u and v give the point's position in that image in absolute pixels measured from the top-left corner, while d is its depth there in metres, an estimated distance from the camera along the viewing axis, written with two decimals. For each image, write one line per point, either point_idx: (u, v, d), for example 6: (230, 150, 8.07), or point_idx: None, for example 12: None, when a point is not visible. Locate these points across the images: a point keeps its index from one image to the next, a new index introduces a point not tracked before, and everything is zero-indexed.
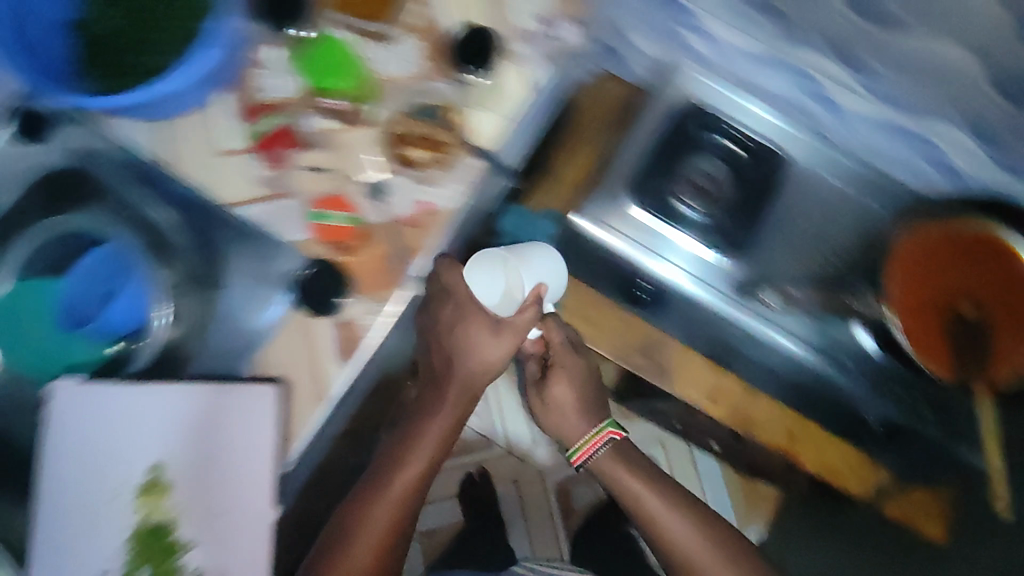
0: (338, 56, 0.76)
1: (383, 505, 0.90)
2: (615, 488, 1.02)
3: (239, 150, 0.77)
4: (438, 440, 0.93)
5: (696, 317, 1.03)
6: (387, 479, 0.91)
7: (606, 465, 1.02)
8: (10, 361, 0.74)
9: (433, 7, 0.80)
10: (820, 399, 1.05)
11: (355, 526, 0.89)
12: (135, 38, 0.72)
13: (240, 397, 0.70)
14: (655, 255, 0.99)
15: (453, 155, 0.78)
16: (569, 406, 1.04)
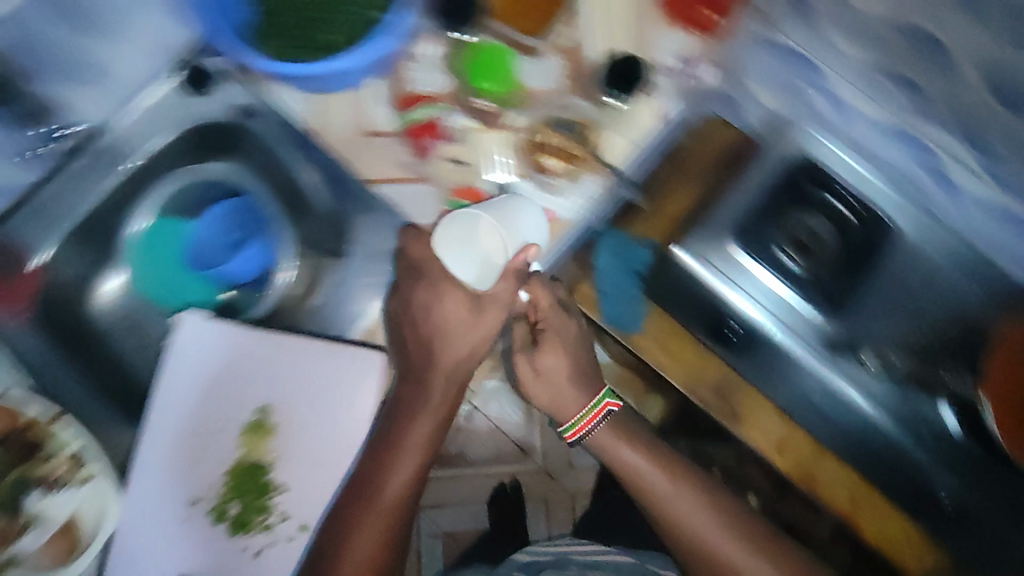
0: (496, 60, 0.79)
1: (376, 511, 0.74)
2: (613, 464, 0.98)
3: (386, 132, 0.83)
4: (426, 435, 0.77)
5: (780, 370, 0.93)
6: (371, 486, 0.74)
7: (606, 440, 0.97)
8: (157, 285, 0.87)
9: (581, 32, 0.84)
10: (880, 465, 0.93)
11: (342, 542, 0.74)
12: (315, 17, 0.80)
13: (349, 359, 0.75)
14: (742, 294, 0.90)
15: (583, 169, 0.82)
16: (562, 375, 0.95)
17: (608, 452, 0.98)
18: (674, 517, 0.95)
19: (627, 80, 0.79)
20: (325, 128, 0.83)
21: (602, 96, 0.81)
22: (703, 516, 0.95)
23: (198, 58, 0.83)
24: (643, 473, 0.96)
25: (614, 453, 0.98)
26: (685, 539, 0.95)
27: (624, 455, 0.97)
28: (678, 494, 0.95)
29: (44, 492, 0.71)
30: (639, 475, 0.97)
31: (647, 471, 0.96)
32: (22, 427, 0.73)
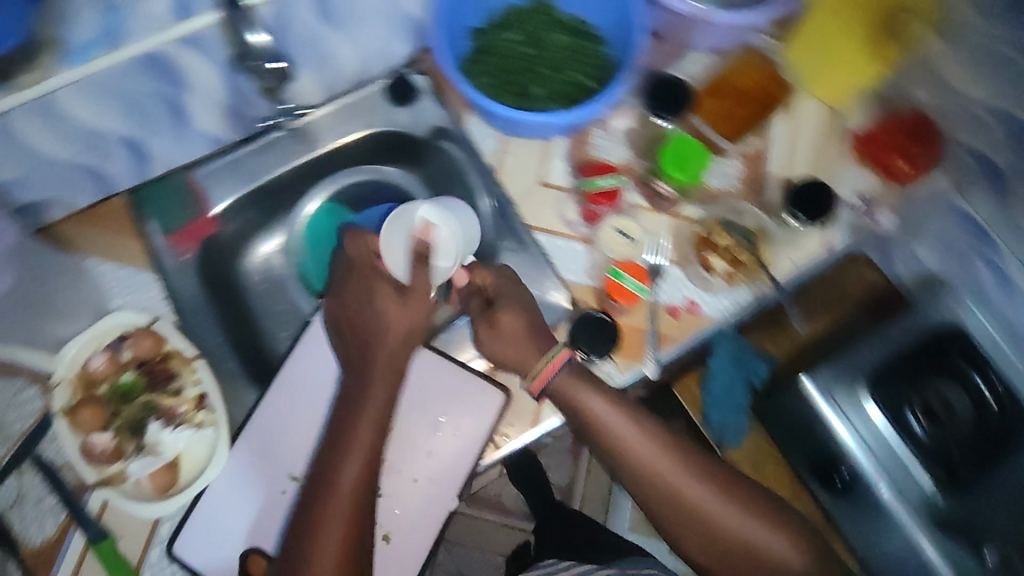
0: (691, 152, 0.82)
1: (331, 509, 0.67)
2: (578, 416, 0.74)
3: (559, 186, 0.86)
4: (372, 426, 0.70)
5: (877, 529, 0.87)
6: (327, 478, 0.68)
7: (568, 389, 0.74)
8: (311, 261, 0.94)
9: (768, 145, 0.87)
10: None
11: (308, 544, 0.67)
12: (529, 67, 0.87)
13: (475, 390, 0.77)
14: (855, 440, 0.86)
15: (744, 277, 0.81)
16: (518, 342, 0.75)
17: (570, 412, 0.74)
18: (648, 471, 0.74)
19: (812, 204, 0.80)
20: (506, 170, 0.88)
21: (781, 213, 0.83)
22: (676, 467, 0.73)
23: (412, 75, 0.93)
24: (609, 421, 0.74)
25: (576, 410, 0.74)
26: (662, 499, 0.73)
27: (590, 410, 0.73)
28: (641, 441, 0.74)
29: (163, 425, 0.75)
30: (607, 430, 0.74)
31: (614, 422, 0.74)
32: (163, 356, 0.78)
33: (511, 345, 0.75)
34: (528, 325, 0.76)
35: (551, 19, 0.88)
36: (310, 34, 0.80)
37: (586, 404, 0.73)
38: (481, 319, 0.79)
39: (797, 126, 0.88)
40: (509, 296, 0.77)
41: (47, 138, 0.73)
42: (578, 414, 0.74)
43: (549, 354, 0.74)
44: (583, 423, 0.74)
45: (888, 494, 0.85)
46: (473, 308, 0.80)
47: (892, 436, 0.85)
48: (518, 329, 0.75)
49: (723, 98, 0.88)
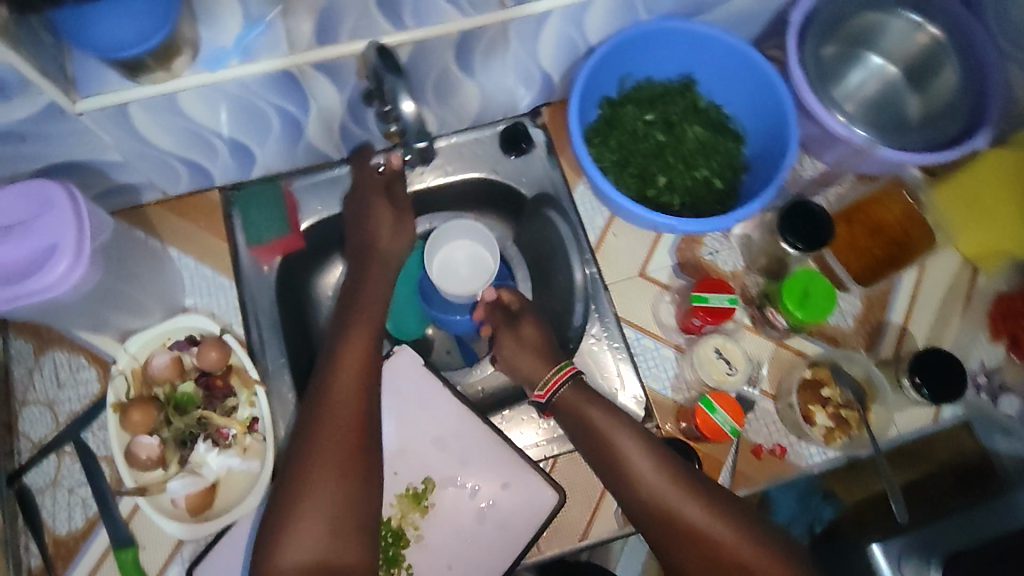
0: (814, 288, 0.73)
1: (314, 464, 0.64)
2: (574, 428, 0.73)
3: (661, 283, 0.83)
4: (356, 386, 0.69)
5: None
6: (310, 434, 0.66)
7: (574, 404, 0.72)
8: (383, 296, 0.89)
9: (894, 292, 0.83)
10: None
11: (290, 501, 0.63)
12: (654, 154, 0.82)
13: (529, 486, 0.73)
14: None
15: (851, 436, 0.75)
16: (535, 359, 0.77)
17: (574, 423, 0.73)
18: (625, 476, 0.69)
19: (936, 380, 0.72)
20: (607, 251, 0.84)
21: (903, 381, 0.76)
22: (644, 455, 0.69)
23: (533, 127, 0.89)
24: (608, 432, 0.71)
25: (581, 421, 0.72)
26: (635, 496, 0.68)
27: (588, 413, 0.72)
28: (642, 459, 0.69)
29: (212, 445, 0.73)
30: (607, 445, 0.70)
31: (618, 438, 0.70)
32: (225, 370, 0.76)
33: (527, 355, 0.77)
34: (545, 341, 0.78)
35: (690, 104, 0.84)
36: (441, 75, 0.76)
37: (585, 410, 0.72)
38: (515, 351, 0.77)
39: (925, 277, 0.84)
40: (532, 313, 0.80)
41: (162, 131, 0.71)
42: (580, 425, 0.72)
43: (557, 366, 0.75)
44: (585, 434, 0.72)
45: None
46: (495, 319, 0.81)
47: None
48: (536, 340, 0.77)
49: (857, 230, 0.83)
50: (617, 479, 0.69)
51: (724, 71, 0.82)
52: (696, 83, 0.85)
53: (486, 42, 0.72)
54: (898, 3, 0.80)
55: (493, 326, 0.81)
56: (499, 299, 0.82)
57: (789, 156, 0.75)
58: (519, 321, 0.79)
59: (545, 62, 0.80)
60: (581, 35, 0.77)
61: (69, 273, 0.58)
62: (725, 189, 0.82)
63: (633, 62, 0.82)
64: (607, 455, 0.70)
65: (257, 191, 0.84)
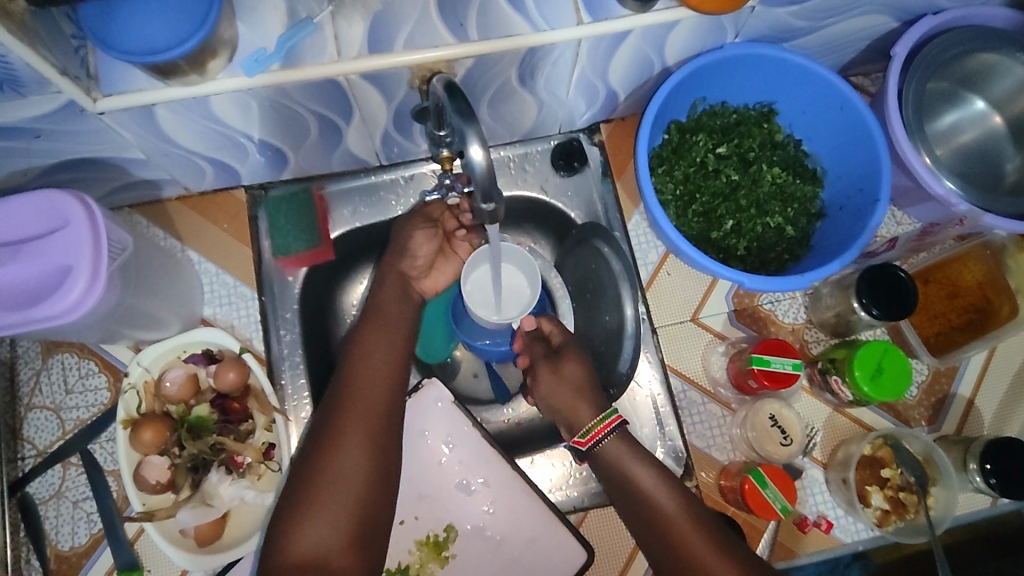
0: (885, 365, 0.67)
1: (327, 491, 0.59)
2: (609, 483, 0.66)
3: (714, 332, 0.78)
4: (381, 407, 0.63)
5: None
6: (329, 436, 0.61)
7: (614, 460, 0.66)
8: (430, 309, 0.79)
9: (963, 364, 0.77)
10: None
11: (293, 524, 0.58)
12: (725, 193, 0.76)
13: (558, 541, 0.69)
14: None
15: (909, 516, 0.69)
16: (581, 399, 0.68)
17: (613, 477, 0.66)
18: (646, 507, 0.63)
19: (1010, 471, 0.67)
20: (659, 290, 0.79)
21: (969, 463, 0.70)
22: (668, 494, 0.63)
23: (589, 145, 0.83)
24: (649, 489, 0.64)
25: (621, 476, 0.65)
26: (655, 538, 0.62)
27: (613, 451, 0.66)
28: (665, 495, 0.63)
29: (224, 474, 0.69)
30: (650, 505, 0.63)
31: (659, 495, 0.63)
32: (243, 392, 0.71)
33: (566, 392, 0.69)
34: (589, 380, 0.70)
35: (767, 137, 0.78)
36: (499, 88, 0.69)
37: (621, 459, 0.66)
38: (552, 386, 0.70)
39: (1001, 347, 0.78)
40: (575, 347, 0.73)
41: (190, 134, 0.64)
42: (618, 478, 0.66)
43: (601, 414, 0.67)
44: (623, 488, 0.65)
45: None
46: (534, 353, 0.74)
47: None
48: (580, 378, 0.70)
49: (931, 292, 0.77)
50: (661, 546, 0.61)
51: (811, 106, 0.76)
52: (776, 113, 0.78)
53: (554, 59, 0.65)
54: (1014, 45, 0.71)
55: (530, 359, 0.73)
56: (539, 329, 0.75)
57: (879, 213, 0.69)
58: (560, 357, 0.71)
59: (614, 80, 0.73)
60: (658, 54, 0.69)
61: (83, 298, 0.54)
62: (797, 237, 0.77)
63: (711, 87, 0.75)
64: (650, 517, 0.63)
65: (287, 195, 0.79)
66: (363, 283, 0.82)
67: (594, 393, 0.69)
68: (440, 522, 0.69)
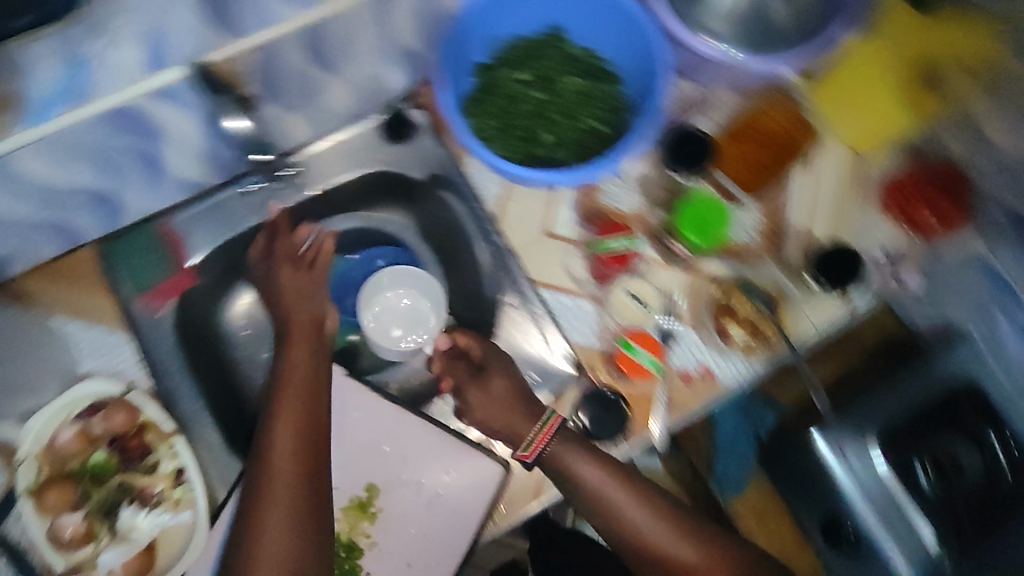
0: (705, 212, 0.81)
1: (270, 508, 0.63)
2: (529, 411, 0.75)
3: (565, 238, 0.83)
4: (303, 387, 0.70)
5: None
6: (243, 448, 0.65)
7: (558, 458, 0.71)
8: None
9: (791, 197, 0.84)
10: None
11: (250, 520, 0.64)
12: (541, 114, 0.83)
13: (474, 463, 0.73)
14: (856, 499, 0.79)
15: (767, 339, 0.79)
16: (493, 387, 0.75)
17: (556, 474, 0.71)
18: (588, 494, 0.70)
19: (831, 268, 0.80)
20: (510, 218, 0.84)
21: (801, 273, 0.81)
22: (604, 477, 0.71)
23: (410, 110, 0.87)
24: (654, 536, 0.70)
25: (564, 473, 0.71)
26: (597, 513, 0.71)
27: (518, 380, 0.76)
28: (599, 475, 0.71)
29: (138, 507, 0.71)
30: (586, 489, 0.70)
31: (595, 478, 0.71)
32: (138, 429, 0.72)
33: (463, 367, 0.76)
34: (515, 388, 0.75)
35: (558, 55, 0.84)
36: (302, 79, 0.73)
37: (588, 486, 0.70)
38: (483, 405, 0.75)
39: (820, 180, 0.85)
40: (498, 361, 0.77)
41: (13, 204, 0.65)
42: (590, 502, 0.71)
43: (539, 421, 0.73)
44: (597, 511, 0.71)
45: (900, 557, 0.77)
46: (458, 373, 0.78)
47: (900, 497, 0.77)
48: (505, 392, 0.75)
49: (741, 145, 0.85)
50: (601, 520, 0.72)
51: (588, 15, 0.83)
52: (563, 31, 0.85)
53: (340, 34, 0.69)
54: None
55: (456, 381, 0.78)
56: (455, 345, 0.80)
57: (662, 90, 0.77)
58: (485, 374, 0.76)
59: (408, 41, 0.78)
60: (437, 4, 0.74)
61: None
62: (613, 133, 0.84)
63: (493, 23, 0.81)
64: (630, 537, 0.71)
65: (135, 235, 0.80)
66: (245, 298, 0.87)
67: (506, 372, 0.76)
68: (359, 484, 0.73)
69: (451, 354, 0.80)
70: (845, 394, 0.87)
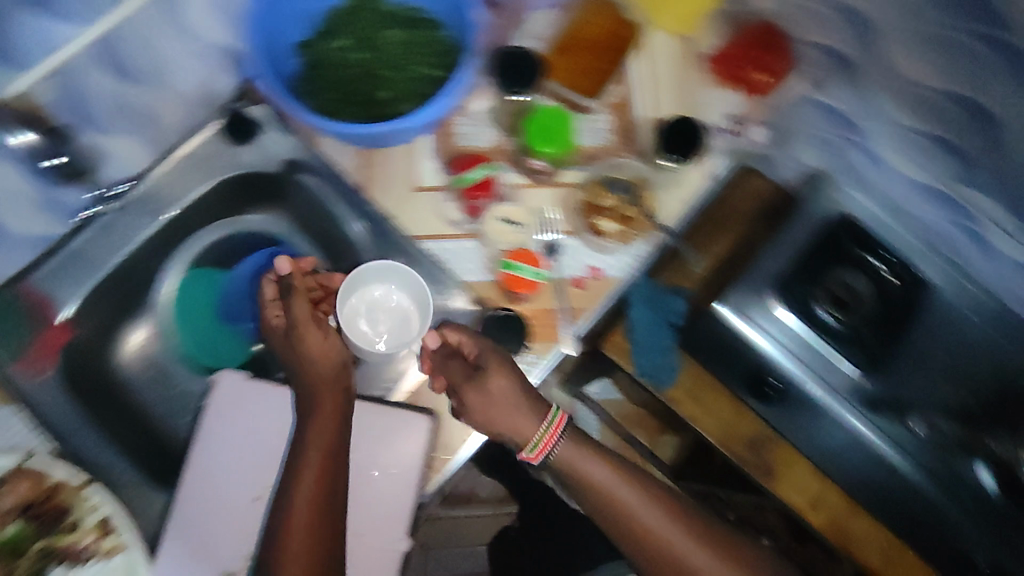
0: (552, 123, 0.82)
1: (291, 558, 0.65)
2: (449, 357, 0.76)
3: (433, 186, 0.83)
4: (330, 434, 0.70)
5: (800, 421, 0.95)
6: None
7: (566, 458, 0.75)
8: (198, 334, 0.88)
9: (632, 91, 0.88)
10: (917, 522, 0.94)
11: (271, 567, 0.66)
12: (374, 72, 0.83)
13: (401, 422, 0.76)
14: (771, 344, 0.90)
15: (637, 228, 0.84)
16: (501, 394, 0.73)
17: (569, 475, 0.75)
18: (601, 491, 0.75)
19: (679, 143, 0.83)
20: (375, 182, 0.83)
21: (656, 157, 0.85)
22: (616, 475, 0.75)
23: (247, 107, 0.83)
24: (655, 529, 0.74)
25: (575, 473, 0.75)
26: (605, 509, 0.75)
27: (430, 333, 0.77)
28: (604, 470, 0.75)
29: (67, 567, 0.68)
30: (593, 485, 0.75)
31: (604, 475, 0.75)
32: (50, 491, 0.69)
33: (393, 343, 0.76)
34: (519, 392, 0.73)
35: (378, 13, 0.84)
36: None
37: (597, 482, 0.75)
38: (483, 405, 0.73)
39: (655, 63, 0.90)
40: (498, 359, 0.74)
41: None
42: (596, 495, 0.75)
43: (549, 420, 0.74)
44: (602, 505, 0.75)
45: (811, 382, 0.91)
46: (454, 371, 0.75)
47: (822, 344, 0.90)
48: (508, 393, 0.73)
49: (572, 54, 0.87)
50: (608, 516, 0.75)
51: None
52: None
53: None
54: None
55: (449, 381, 0.75)
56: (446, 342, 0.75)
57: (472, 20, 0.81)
58: (484, 375, 0.73)
59: None
60: None
61: None
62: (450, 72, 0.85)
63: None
64: (632, 527, 0.75)
65: None
66: (138, 338, 0.85)
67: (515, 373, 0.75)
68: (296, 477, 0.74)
69: (453, 351, 0.76)
70: (730, 263, 0.96)
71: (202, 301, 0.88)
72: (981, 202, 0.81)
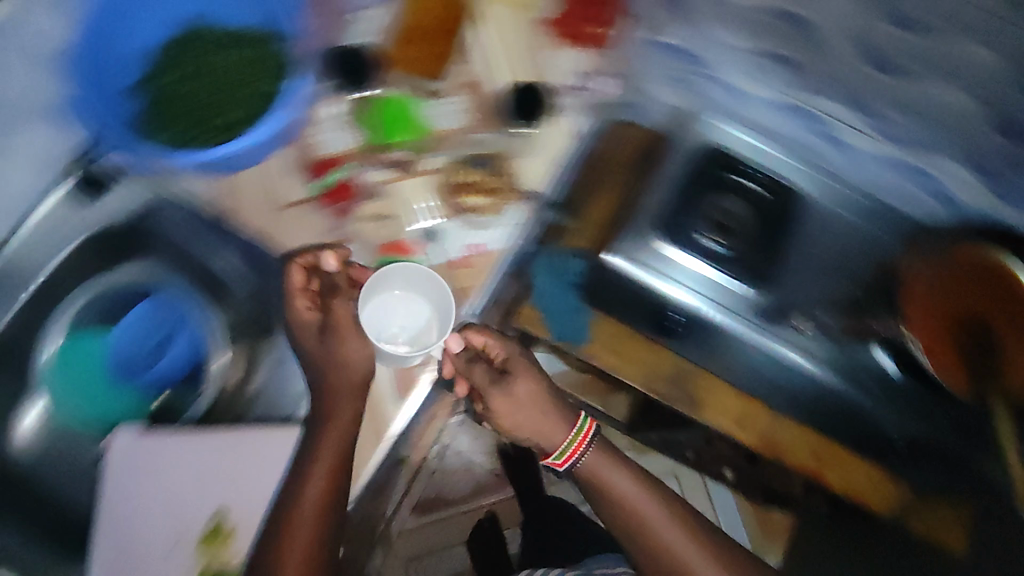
0: (398, 112, 0.85)
1: None
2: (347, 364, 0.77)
3: (301, 201, 0.83)
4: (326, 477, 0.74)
5: (716, 346, 1.02)
6: None
7: (596, 467, 0.83)
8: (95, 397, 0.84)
9: (479, 68, 0.89)
10: (836, 414, 1.00)
11: None
12: (210, 99, 0.81)
13: (301, 443, 0.77)
14: (672, 281, 1.00)
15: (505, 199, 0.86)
16: (525, 398, 0.81)
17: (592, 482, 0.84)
18: (619, 496, 0.83)
19: (524, 107, 0.87)
20: (237, 208, 0.82)
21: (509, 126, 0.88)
22: (634, 483, 0.83)
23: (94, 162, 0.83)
24: (654, 520, 0.83)
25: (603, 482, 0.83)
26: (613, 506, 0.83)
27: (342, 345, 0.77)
28: (618, 472, 0.84)
29: None
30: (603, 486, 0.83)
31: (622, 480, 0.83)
32: None
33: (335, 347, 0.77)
34: (540, 393, 0.82)
35: (203, 39, 0.83)
36: None
37: (617, 488, 0.83)
38: (509, 408, 0.80)
39: (495, 34, 0.90)
40: (522, 365, 0.82)
41: None
42: (602, 491, 0.84)
43: (577, 428, 0.83)
44: (606, 498, 0.84)
45: (706, 304, 1.00)
46: (477, 375, 0.80)
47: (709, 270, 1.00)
48: (530, 396, 0.81)
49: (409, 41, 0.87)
50: (617, 513, 0.83)
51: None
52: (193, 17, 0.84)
53: None
54: None
55: (474, 384, 0.80)
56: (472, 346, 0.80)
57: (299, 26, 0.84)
58: (510, 380, 0.81)
59: None
60: None
61: None
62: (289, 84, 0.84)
63: (117, 37, 0.80)
64: (634, 517, 0.83)
65: None
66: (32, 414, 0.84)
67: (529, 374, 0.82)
68: (205, 518, 0.75)
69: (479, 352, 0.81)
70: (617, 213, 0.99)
71: (88, 362, 0.85)
72: (841, 112, 0.93)
